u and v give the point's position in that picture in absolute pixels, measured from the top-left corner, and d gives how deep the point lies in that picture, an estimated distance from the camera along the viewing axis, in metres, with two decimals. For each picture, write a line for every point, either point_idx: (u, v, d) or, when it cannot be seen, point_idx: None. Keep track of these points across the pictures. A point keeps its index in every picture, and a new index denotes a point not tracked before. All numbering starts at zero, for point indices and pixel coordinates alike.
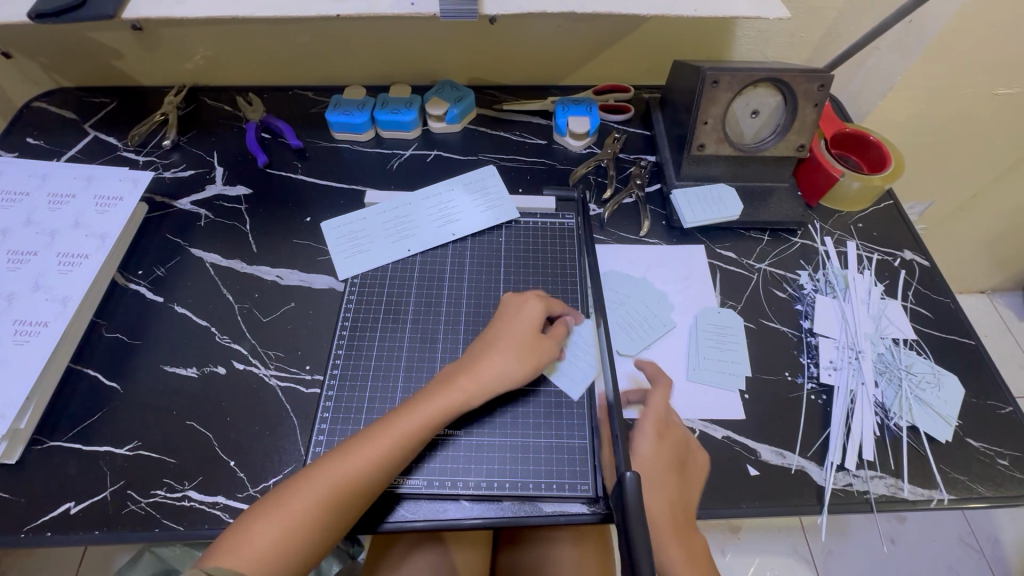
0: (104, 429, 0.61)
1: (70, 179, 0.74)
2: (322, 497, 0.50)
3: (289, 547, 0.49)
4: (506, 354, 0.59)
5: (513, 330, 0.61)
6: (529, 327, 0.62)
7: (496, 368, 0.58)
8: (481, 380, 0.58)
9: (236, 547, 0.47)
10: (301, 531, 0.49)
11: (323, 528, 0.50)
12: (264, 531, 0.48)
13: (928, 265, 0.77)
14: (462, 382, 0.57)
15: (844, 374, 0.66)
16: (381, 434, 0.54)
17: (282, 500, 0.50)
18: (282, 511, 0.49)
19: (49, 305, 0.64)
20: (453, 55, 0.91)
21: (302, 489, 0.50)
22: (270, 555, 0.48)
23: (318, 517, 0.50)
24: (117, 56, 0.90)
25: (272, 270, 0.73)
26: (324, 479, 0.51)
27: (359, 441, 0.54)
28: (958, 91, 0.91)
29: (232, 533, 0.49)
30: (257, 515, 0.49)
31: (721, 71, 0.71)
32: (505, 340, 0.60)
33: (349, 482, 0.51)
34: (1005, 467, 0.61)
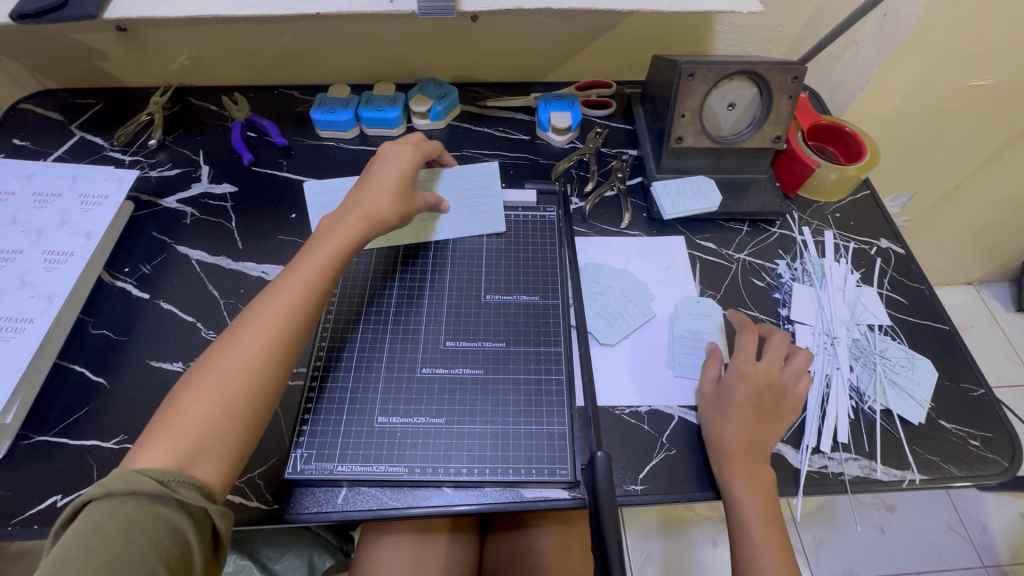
0: (90, 424, 0.62)
1: (55, 179, 0.75)
2: (246, 355, 0.53)
3: (229, 412, 0.50)
4: (379, 199, 0.65)
5: (385, 175, 0.66)
6: (398, 174, 0.67)
7: (374, 208, 0.64)
8: (369, 215, 0.64)
9: (171, 425, 0.48)
10: (236, 391, 0.51)
11: (256, 388, 0.52)
12: (196, 401, 0.50)
13: (903, 252, 0.79)
14: (345, 224, 0.63)
15: (819, 359, 0.68)
16: (281, 291, 0.57)
17: (203, 373, 0.51)
18: (210, 382, 0.51)
19: (35, 302, 0.65)
20: (437, 53, 0.92)
21: (220, 356, 0.52)
22: (210, 422, 0.49)
23: (248, 373, 0.52)
24: (103, 57, 0.91)
25: (257, 266, 0.74)
26: (240, 342, 0.53)
27: (259, 303, 0.56)
28: (934, 83, 0.93)
29: (159, 414, 0.49)
30: (183, 395, 0.50)
31: (697, 64, 0.72)
32: (376, 189, 0.65)
33: (269, 333, 0.54)
34: (977, 447, 0.63)
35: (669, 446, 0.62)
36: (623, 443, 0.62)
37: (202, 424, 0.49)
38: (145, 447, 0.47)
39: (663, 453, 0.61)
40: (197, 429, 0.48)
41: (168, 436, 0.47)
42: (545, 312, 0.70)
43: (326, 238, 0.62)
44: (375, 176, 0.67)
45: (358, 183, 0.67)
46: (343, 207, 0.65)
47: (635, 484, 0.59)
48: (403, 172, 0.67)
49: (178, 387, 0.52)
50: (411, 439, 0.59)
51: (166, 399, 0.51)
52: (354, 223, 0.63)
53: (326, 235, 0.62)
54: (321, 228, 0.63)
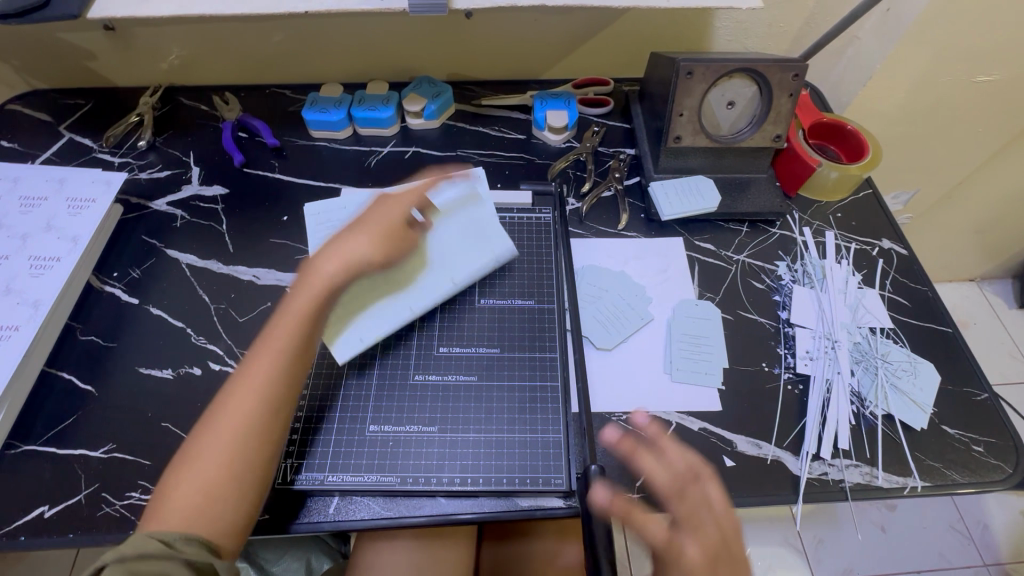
0: (78, 432, 0.61)
1: (42, 182, 0.73)
2: (229, 428, 0.51)
3: (223, 485, 0.49)
4: (357, 241, 0.62)
5: (367, 219, 0.64)
6: (379, 215, 0.65)
7: (349, 253, 0.61)
8: (344, 259, 0.61)
9: (168, 505, 0.48)
10: (225, 465, 0.50)
11: (248, 459, 0.51)
12: (188, 480, 0.49)
13: (906, 253, 0.77)
14: (319, 276, 0.59)
15: (820, 363, 0.66)
16: (259, 359, 0.55)
17: (192, 450, 0.51)
18: (199, 459, 0.50)
19: (21, 309, 0.64)
20: (430, 51, 0.91)
21: (206, 433, 0.52)
22: (205, 498, 0.48)
23: (233, 446, 0.51)
24: (90, 57, 0.89)
25: (248, 270, 0.73)
26: (223, 417, 0.52)
27: (240, 371, 0.55)
28: (938, 79, 0.91)
29: (162, 493, 0.50)
30: (177, 472, 0.50)
31: (696, 62, 0.71)
32: (357, 233, 0.62)
33: (252, 403, 0.52)
34: (980, 453, 0.62)
35: None
36: (620, 450, 0.61)
37: (199, 499, 0.48)
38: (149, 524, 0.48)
39: None
40: (193, 506, 0.48)
41: (167, 513, 0.48)
42: (541, 316, 0.68)
43: (299, 293, 0.59)
44: (358, 221, 0.64)
45: (342, 227, 0.65)
46: (318, 255, 0.62)
47: (632, 493, 0.58)
48: (387, 212, 0.65)
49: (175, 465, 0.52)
50: (406, 450, 0.58)
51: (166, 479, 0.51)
52: (328, 274, 0.60)
53: (300, 288, 0.59)
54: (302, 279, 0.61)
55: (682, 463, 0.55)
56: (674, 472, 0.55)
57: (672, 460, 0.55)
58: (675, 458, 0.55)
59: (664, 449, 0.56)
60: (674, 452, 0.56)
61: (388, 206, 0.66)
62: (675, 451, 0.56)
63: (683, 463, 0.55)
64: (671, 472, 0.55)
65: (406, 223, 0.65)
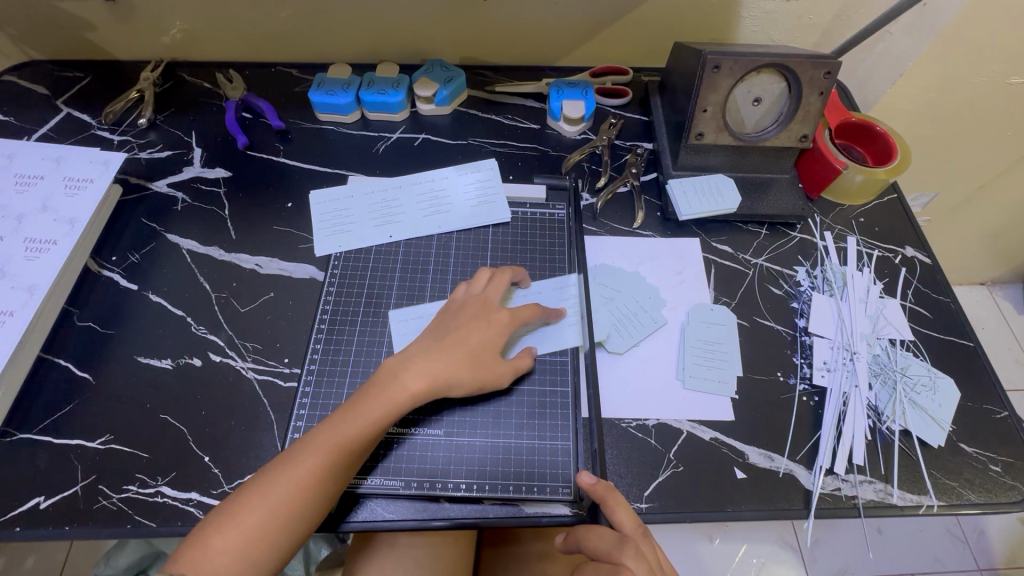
0: (74, 422, 0.59)
1: (39, 160, 0.71)
2: (287, 497, 0.49)
3: (250, 556, 0.48)
4: (462, 366, 0.57)
5: (465, 333, 0.59)
6: (484, 342, 0.59)
7: (447, 371, 0.56)
8: (431, 381, 0.56)
9: (194, 560, 0.47)
10: (260, 539, 0.48)
11: (295, 527, 0.50)
12: (219, 542, 0.47)
13: (929, 262, 0.75)
14: (406, 378, 0.55)
15: (837, 375, 0.64)
16: (318, 439, 0.52)
17: (233, 508, 0.49)
18: (236, 521, 0.48)
19: (15, 293, 0.62)
20: (443, 32, 0.87)
21: (251, 495, 0.49)
22: (229, 567, 0.47)
23: (273, 523, 0.49)
24: (89, 28, 0.86)
25: (250, 259, 0.71)
26: (271, 487, 0.50)
27: (311, 436, 0.53)
28: (970, 80, 0.88)
29: (200, 534, 0.48)
30: (211, 526, 0.48)
31: (723, 55, 0.67)
32: (456, 347, 0.58)
33: (316, 481, 0.50)
34: (997, 473, 0.60)
35: (677, 463, 0.59)
36: (628, 458, 0.59)
37: (221, 568, 0.47)
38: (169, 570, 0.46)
39: (670, 469, 0.59)
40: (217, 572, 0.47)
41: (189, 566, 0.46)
42: (554, 339, 0.65)
43: (391, 383, 0.55)
44: (462, 325, 0.60)
45: (453, 317, 0.61)
46: (413, 351, 0.58)
47: (640, 502, 0.57)
48: (494, 339, 0.60)
49: (211, 512, 0.50)
50: (412, 453, 0.57)
51: (199, 523, 0.49)
52: (414, 381, 0.55)
53: (392, 380, 0.55)
54: (387, 370, 0.56)
55: (629, 525, 0.51)
56: (609, 536, 0.50)
57: (618, 521, 0.51)
58: (623, 520, 0.51)
59: (613, 512, 0.51)
60: (622, 515, 0.51)
61: (494, 311, 0.61)
62: (622, 513, 0.51)
63: (631, 525, 0.51)
64: (612, 536, 0.50)
65: (498, 364, 0.59)
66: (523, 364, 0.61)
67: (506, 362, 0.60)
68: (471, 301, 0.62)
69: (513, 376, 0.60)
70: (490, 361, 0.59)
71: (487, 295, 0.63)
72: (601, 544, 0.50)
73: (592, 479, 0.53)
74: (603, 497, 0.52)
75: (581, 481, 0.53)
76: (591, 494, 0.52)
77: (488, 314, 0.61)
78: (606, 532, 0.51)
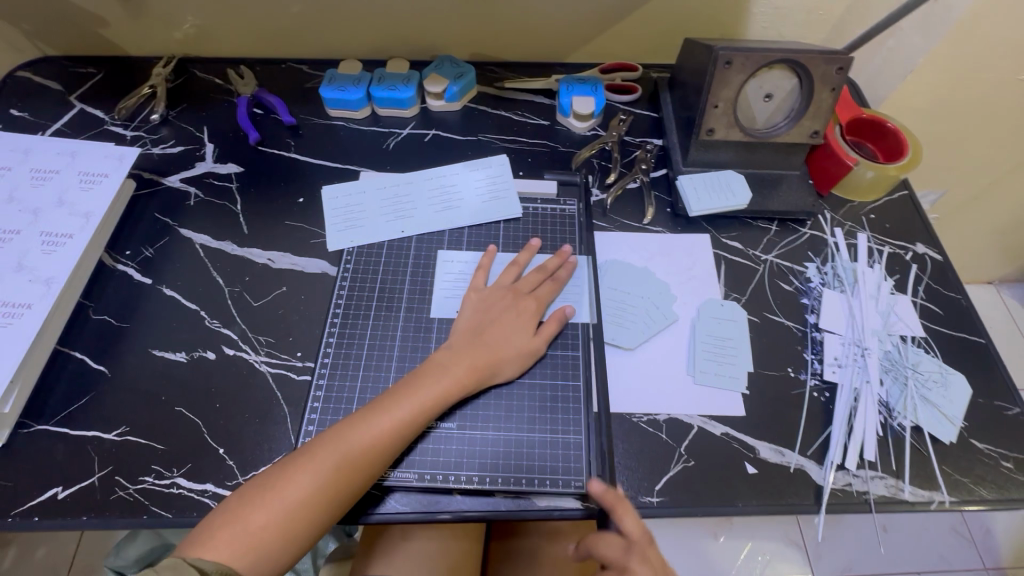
0: (90, 414, 0.60)
1: (54, 155, 0.72)
2: (314, 488, 0.50)
3: (289, 535, 0.49)
4: (506, 355, 0.60)
5: (501, 324, 0.62)
6: (517, 324, 0.62)
7: (490, 360, 0.59)
8: (477, 372, 0.58)
9: (233, 538, 0.47)
10: (299, 519, 0.49)
11: (319, 518, 0.50)
12: (260, 519, 0.48)
13: (940, 259, 0.74)
14: (453, 369, 0.57)
15: (848, 371, 0.64)
16: (362, 423, 0.53)
17: (273, 485, 0.50)
18: (276, 499, 0.49)
19: (32, 286, 0.62)
20: (453, 28, 0.87)
21: (292, 474, 0.50)
22: (268, 545, 0.48)
23: (312, 505, 0.49)
24: (101, 24, 0.86)
25: (263, 253, 0.71)
26: (314, 467, 0.50)
27: (339, 428, 0.53)
28: (981, 76, 0.87)
29: (224, 521, 0.48)
30: (250, 502, 0.49)
31: (735, 51, 0.67)
32: (499, 337, 0.61)
33: (342, 473, 0.50)
34: (1008, 470, 0.60)
35: (687, 457, 0.59)
36: (639, 452, 0.59)
37: (261, 544, 0.47)
38: (207, 543, 0.47)
39: (681, 464, 0.59)
40: (257, 548, 0.47)
41: (229, 541, 0.47)
42: (566, 334, 0.66)
43: (437, 375, 0.57)
44: (499, 316, 0.62)
45: (487, 308, 0.63)
46: (456, 344, 0.60)
47: (650, 496, 0.57)
48: (527, 323, 0.63)
49: (248, 486, 0.50)
50: (427, 446, 0.57)
51: (236, 497, 0.50)
52: (463, 371, 0.58)
53: (436, 372, 0.57)
54: (428, 365, 0.58)
55: (638, 533, 0.52)
56: (618, 544, 0.52)
57: (627, 530, 0.52)
58: (632, 529, 0.52)
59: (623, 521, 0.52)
60: (630, 524, 0.52)
61: (523, 299, 0.64)
62: (630, 521, 0.52)
63: (639, 532, 0.52)
64: (621, 544, 0.52)
65: (533, 340, 0.62)
66: (552, 330, 0.63)
67: (539, 337, 0.63)
68: (502, 290, 0.65)
69: (545, 345, 0.63)
70: (525, 340, 0.62)
71: (516, 286, 0.65)
72: (609, 552, 0.52)
73: (603, 489, 0.53)
74: (613, 506, 0.52)
75: (592, 490, 0.53)
76: (602, 502, 0.53)
77: (517, 305, 0.63)
78: (613, 539, 0.53)
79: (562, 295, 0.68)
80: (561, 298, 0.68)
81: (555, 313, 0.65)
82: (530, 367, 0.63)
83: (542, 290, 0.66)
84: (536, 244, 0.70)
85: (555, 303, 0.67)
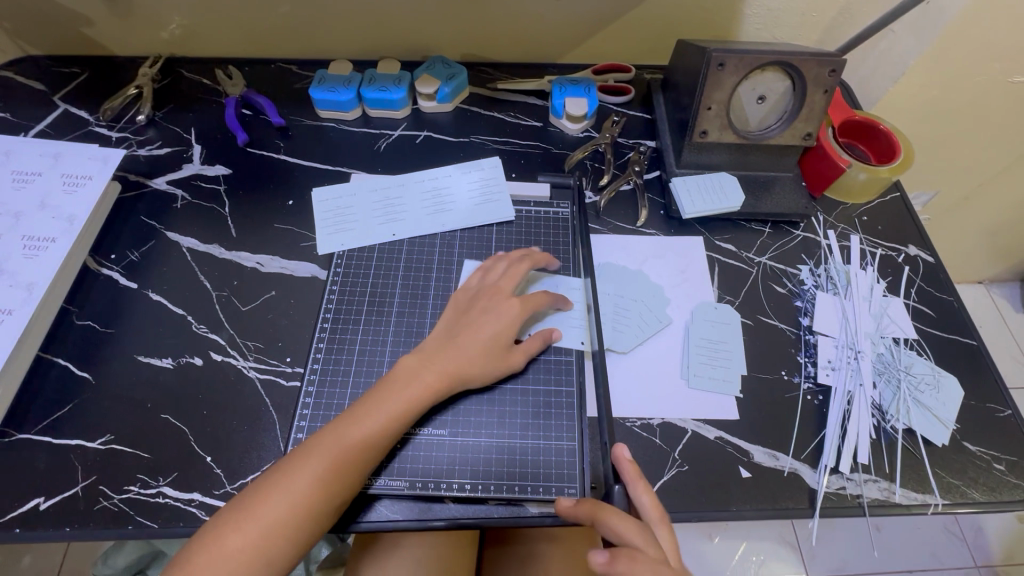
0: (74, 422, 0.59)
1: (36, 157, 0.70)
2: (291, 505, 0.49)
3: (267, 555, 0.48)
4: (478, 360, 0.59)
5: (478, 329, 0.60)
6: (497, 333, 0.60)
7: (461, 365, 0.58)
8: (450, 376, 0.57)
9: (210, 561, 0.46)
10: (277, 538, 0.48)
11: (298, 535, 0.49)
12: (236, 541, 0.47)
13: (932, 261, 0.75)
14: (426, 375, 0.56)
15: (842, 374, 0.64)
16: (336, 436, 0.52)
17: (248, 506, 0.49)
18: (252, 519, 0.48)
19: (13, 291, 0.61)
20: (445, 29, 0.86)
21: (269, 493, 0.49)
22: (247, 567, 0.47)
23: (290, 522, 0.48)
24: (86, 23, 0.85)
25: (251, 257, 0.70)
26: (290, 483, 0.49)
27: (312, 442, 0.52)
28: (972, 78, 0.88)
29: (201, 545, 0.47)
30: (226, 525, 0.48)
31: (728, 52, 0.67)
32: (474, 341, 0.59)
33: (321, 488, 0.50)
34: (1001, 472, 0.60)
35: (682, 462, 0.59)
36: (633, 457, 0.59)
37: (237, 568, 0.46)
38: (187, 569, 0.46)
39: (675, 469, 0.58)
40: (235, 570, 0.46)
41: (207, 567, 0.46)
42: (555, 357, 0.64)
43: (408, 381, 0.56)
44: (473, 319, 0.60)
45: (464, 309, 0.62)
46: (427, 350, 0.58)
47: None
48: (509, 328, 0.60)
49: (224, 510, 0.49)
50: (415, 453, 0.57)
51: (212, 521, 0.49)
52: (431, 377, 0.56)
53: (407, 378, 0.56)
54: (397, 372, 0.57)
55: (653, 511, 0.51)
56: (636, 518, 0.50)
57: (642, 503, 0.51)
58: (646, 504, 0.51)
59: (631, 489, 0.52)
60: (647, 499, 0.51)
61: (507, 299, 0.62)
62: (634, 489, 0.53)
63: (654, 511, 0.51)
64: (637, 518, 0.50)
65: (513, 355, 0.60)
66: (536, 347, 0.61)
67: (520, 351, 0.61)
68: (470, 292, 0.64)
69: (526, 361, 0.61)
70: (505, 353, 0.60)
71: (500, 285, 0.63)
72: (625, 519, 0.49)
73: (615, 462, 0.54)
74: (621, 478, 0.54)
75: (618, 455, 0.54)
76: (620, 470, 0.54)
77: (501, 309, 0.61)
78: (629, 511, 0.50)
79: (558, 313, 0.66)
80: (547, 317, 0.66)
81: (541, 333, 0.63)
82: (510, 377, 0.62)
83: (529, 290, 0.64)
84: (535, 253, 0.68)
85: (544, 321, 0.66)
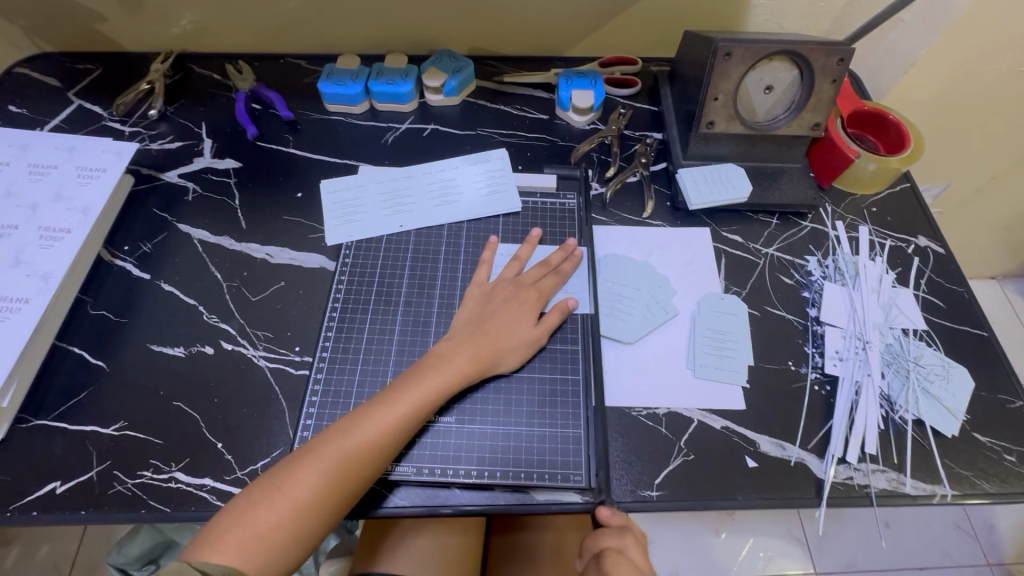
0: (88, 408, 0.60)
1: (52, 151, 0.71)
2: (321, 484, 0.49)
3: (298, 530, 0.49)
4: (507, 346, 0.60)
5: (502, 317, 0.61)
6: (519, 318, 0.62)
7: (489, 350, 0.59)
8: (479, 362, 0.58)
9: (243, 538, 0.47)
10: (306, 516, 0.49)
11: (325, 514, 0.50)
12: (268, 518, 0.48)
13: (943, 252, 0.74)
14: (457, 360, 0.57)
15: (849, 365, 0.64)
16: (366, 418, 0.53)
17: (280, 484, 0.49)
18: (283, 496, 0.49)
19: (30, 280, 0.62)
20: (451, 22, 0.87)
21: (298, 472, 0.50)
22: (278, 542, 0.48)
23: (319, 501, 0.49)
24: (99, 19, 0.86)
25: (260, 249, 0.71)
26: (319, 463, 0.50)
27: (343, 424, 0.53)
28: (983, 68, 0.87)
29: (231, 522, 0.48)
30: (257, 503, 0.49)
31: (735, 42, 0.67)
32: (500, 329, 0.60)
33: (348, 469, 0.50)
34: (1011, 463, 0.59)
35: (688, 451, 0.59)
36: (637, 446, 0.59)
37: (269, 543, 0.47)
38: (219, 545, 0.47)
39: (681, 458, 0.59)
40: (267, 545, 0.47)
41: (240, 543, 0.47)
42: (568, 326, 0.65)
43: (439, 366, 0.57)
44: (497, 307, 0.62)
45: (488, 300, 0.63)
46: (458, 335, 0.60)
47: (650, 490, 0.57)
48: (529, 313, 0.63)
49: (252, 487, 0.50)
50: (427, 441, 0.57)
51: (239, 500, 0.49)
52: (464, 362, 0.57)
53: (438, 363, 0.57)
54: (429, 357, 0.58)
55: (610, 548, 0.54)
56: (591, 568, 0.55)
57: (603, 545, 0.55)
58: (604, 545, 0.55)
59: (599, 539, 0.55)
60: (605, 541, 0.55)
61: (524, 291, 0.64)
62: (612, 539, 0.54)
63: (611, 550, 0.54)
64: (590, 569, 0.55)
65: (535, 333, 0.62)
66: (554, 320, 0.63)
67: (541, 328, 0.62)
68: (484, 287, 0.65)
69: (545, 338, 0.63)
70: (528, 334, 0.61)
71: (518, 279, 0.65)
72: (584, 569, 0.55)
73: (611, 513, 0.55)
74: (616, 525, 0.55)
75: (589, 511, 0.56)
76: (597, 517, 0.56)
77: (518, 297, 0.63)
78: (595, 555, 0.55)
79: (566, 287, 0.68)
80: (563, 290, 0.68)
81: (558, 304, 0.64)
82: (530, 360, 0.63)
83: (544, 282, 0.65)
84: (536, 235, 0.70)
85: (559, 294, 0.67)
